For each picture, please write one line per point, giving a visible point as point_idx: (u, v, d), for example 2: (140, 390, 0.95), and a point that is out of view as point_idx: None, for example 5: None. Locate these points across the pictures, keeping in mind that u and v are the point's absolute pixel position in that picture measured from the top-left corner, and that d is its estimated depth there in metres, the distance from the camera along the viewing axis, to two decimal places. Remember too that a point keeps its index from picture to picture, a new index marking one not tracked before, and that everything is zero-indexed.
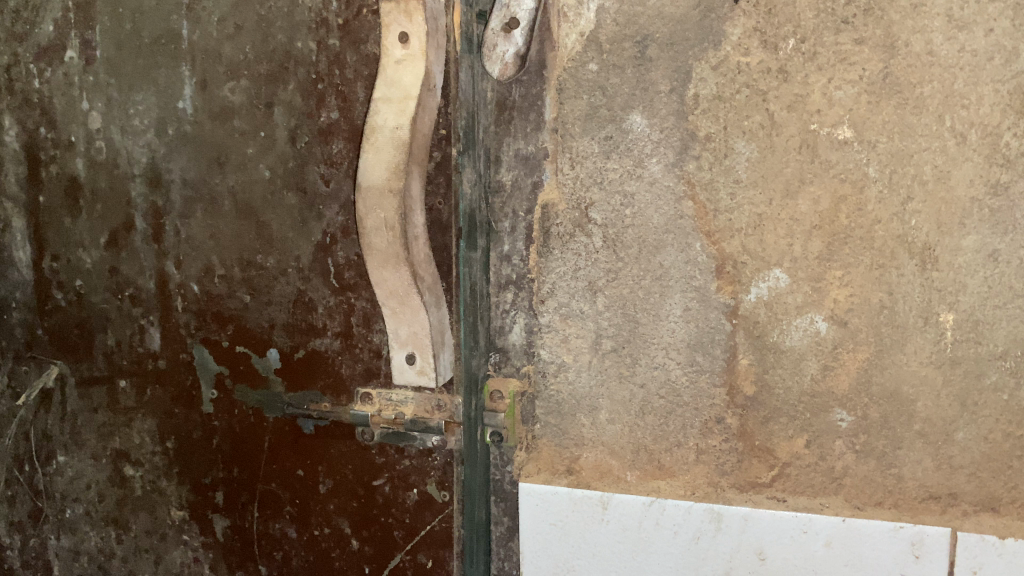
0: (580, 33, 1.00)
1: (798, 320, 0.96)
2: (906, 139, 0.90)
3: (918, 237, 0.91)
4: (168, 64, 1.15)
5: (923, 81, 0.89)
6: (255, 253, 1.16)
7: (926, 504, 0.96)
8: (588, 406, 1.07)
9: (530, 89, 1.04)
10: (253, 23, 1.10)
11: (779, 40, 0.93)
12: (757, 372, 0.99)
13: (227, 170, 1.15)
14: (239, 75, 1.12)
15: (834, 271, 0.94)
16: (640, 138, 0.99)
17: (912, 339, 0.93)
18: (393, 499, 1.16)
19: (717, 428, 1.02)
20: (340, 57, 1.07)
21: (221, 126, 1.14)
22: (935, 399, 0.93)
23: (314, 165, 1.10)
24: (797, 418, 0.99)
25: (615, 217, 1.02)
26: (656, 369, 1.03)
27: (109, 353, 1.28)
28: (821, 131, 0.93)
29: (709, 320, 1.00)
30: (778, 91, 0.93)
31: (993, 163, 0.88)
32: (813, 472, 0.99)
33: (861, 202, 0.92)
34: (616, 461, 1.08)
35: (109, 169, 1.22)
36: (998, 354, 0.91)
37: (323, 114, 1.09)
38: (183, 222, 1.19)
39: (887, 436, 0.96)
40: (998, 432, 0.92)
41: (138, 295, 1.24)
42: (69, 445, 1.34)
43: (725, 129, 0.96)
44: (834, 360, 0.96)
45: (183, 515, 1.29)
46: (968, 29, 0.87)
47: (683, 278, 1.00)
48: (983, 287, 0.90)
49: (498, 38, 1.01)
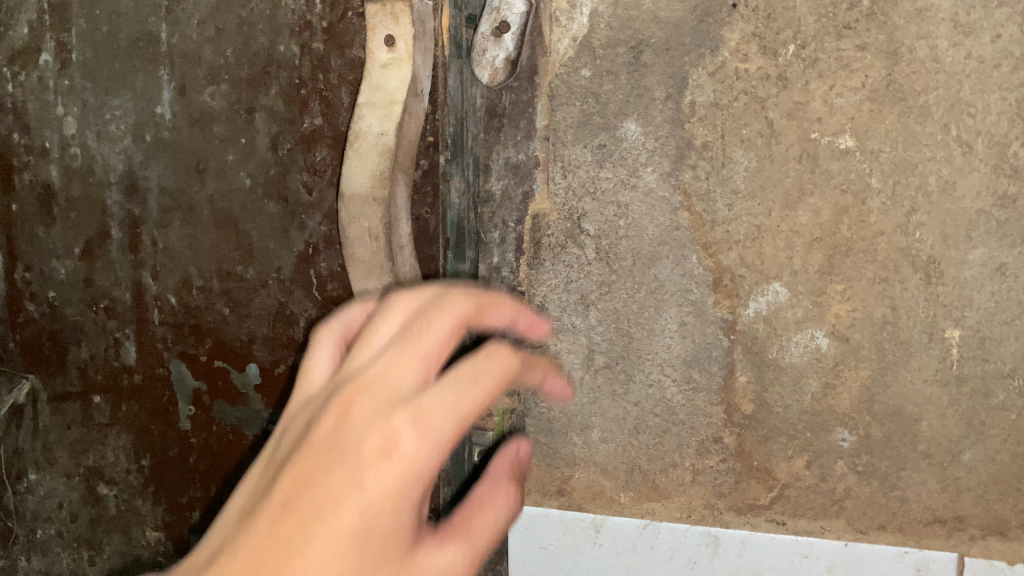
0: (572, 38, 0.97)
1: (797, 335, 0.93)
2: (910, 148, 0.87)
3: (922, 250, 0.88)
4: (146, 67, 1.11)
5: (927, 89, 0.86)
6: (235, 264, 1.11)
7: (931, 528, 0.92)
8: (580, 425, 1.03)
9: (521, 95, 1.00)
10: (234, 26, 1.06)
11: (779, 46, 0.89)
12: (755, 390, 0.95)
13: (206, 178, 1.11)
14: (219, 79, 1.08)
15: (835, 284, 0.91)
16: (634, 147, 0.96)
17: (916, 355, 0.90)
18: None
19: (714, 448, 0.98)
20: (324, 61, 1.03)
21: (200, 132, 1.10)
22: (941, 417, 0.90)
23: (296, 173, 1.06)
24: (797, 438, 0.95)
25: (608, 228, 0.98)
26: (650, 386, 0.99)
27: (83, 367, 1.23)
28: (821, 141, 0.89)
29: (706, 336, 0.96)
30: (778, 98, 0.90)
31: (1001, 173, 0.85)
32: (814, 494, 0.95)
33: (863, 214, 0.89)
34: (609, 482, 1.03)
35: (84, 175, 1.17)
36: (1006, 372, 0.87)
37: (305, 120, 1.05)
38: (160, 231, 1.15)
39: (890, 457, 0.92)
40: (1006, 453, 0.89)
41: (114, 306, 1.19)
42: (41, 462, 1.29)
43: (723, 137, 0.92)
44: (836, 377, 0.92)
45: (158, 537, 1.24)
46: (974, 35, 0.84)
47: (679, 292, 0.96)
48: (990, 302, 0.87)
49: (488, 43, 0.98)
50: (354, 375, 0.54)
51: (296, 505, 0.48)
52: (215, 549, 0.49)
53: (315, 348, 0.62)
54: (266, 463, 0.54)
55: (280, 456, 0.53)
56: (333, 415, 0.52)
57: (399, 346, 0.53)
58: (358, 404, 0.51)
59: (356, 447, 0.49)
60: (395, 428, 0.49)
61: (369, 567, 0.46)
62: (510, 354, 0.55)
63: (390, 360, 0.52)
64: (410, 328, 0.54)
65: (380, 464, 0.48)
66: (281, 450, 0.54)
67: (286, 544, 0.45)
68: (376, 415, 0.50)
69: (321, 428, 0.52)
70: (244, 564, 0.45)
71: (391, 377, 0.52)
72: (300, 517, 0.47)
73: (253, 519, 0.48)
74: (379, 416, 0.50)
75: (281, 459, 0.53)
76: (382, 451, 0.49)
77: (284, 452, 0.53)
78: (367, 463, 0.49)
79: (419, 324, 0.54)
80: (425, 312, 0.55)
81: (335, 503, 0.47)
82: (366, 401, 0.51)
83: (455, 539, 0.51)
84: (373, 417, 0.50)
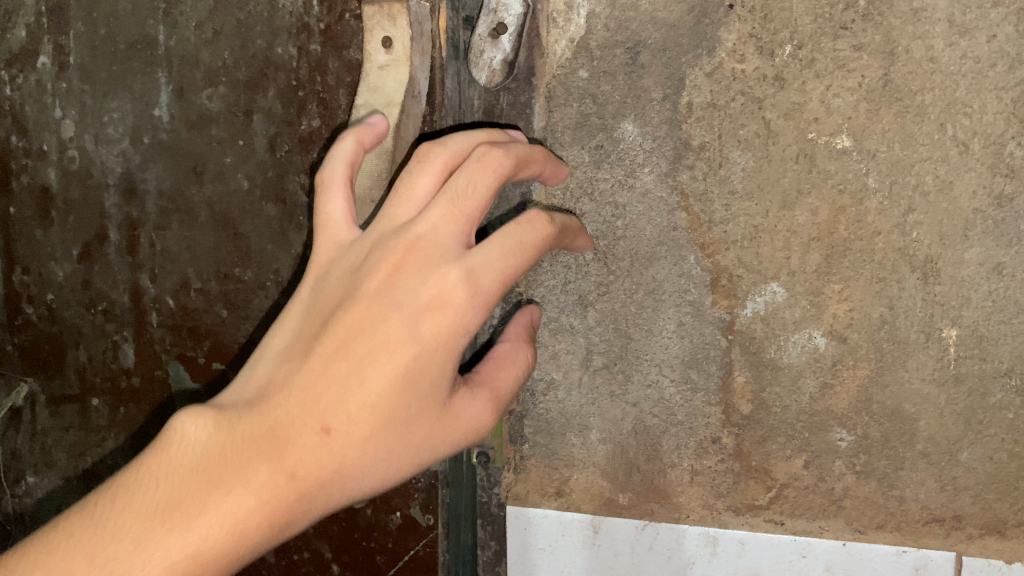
0: (570, 40, 0.97)
1: (795, 335, 0.93)
2: (907, 148, 0.87)
3: (920, 250, 0.88)
4: (144, 70, 1.11)
5: (924, 88, 0.85)
6: (233, 266, 1.11)
7: (929, 527, 0.92)
8: (578, 426, 1.04)
9: (518, 96, 1.01)
10: (232, 29, 1.06)
11: (776, 46, 0.89)
12: (753, 390, 0.96)
13: (205, 180, 1.11)
14: (217, 82, 1.08)
15: (833, 284, 0.91)
16: (632, 148, 0.96)
17: (914, 355, 0.90)
18: (374, 523, 1.11)
19: (712, 449, 0.98)
20: (322, 62, 1.02)
21: (198, 134, 1.10)
22: (939, 417, 0.90)
23: (294, 175, 1.06)
24: (795, 438, 0.95)
25: (606, 229, 0.98)
26: (649, 386, 0.99)
27: (81, 370, 1.23)
28: (819, 141, 0.89)
29: (704, 336, 0.96)
30: (775, 98, 0.90)
31: (997, 172, 0.85)
32: (812, 494, 0.96)
33: (860, 214, 0.89)
34: (608, 483, 1.03)
35: (83, 178, 1.17)
36: (1003, 371, 0.87)
37: (303, 121, 1.04)
38: (159, 233, 1.15)
39: (888, 456, 0.92)
40: (1004, 452, 0.89)
41: (112, 309, 1.20)
42: (39, 465, 1.29)
43: (720, 138, 0.92)
44: (834, 377, 0.92)
45: None
46: (970, 35, 0.83)
47: (677, 292, 0.96)
48: (987, 301, 0.87)
49: (484, 45, 0.99)
50: (400, 231, 0.73)
51: (358, 342, 0.68)
52: (290, 372, 0.69)
53: (330, 192, 0.78)
54: (318, 299, 0.74)
55: (332, 298, 0.72)
56: (385, 266, 0.71)
57: (448, 204, 0.72)
58: (406, 259, 0.70)
59: (408, 297, 0.69)
60: (447, 284, 0.69)
61: (425, 384, 0.69)
62: (535, 223, 0.76)
63: (441, 218, 0.72)
64: (448, 194, 0.72)
65: (430, 312, 0.69)
66: (331, 291, 0.73)
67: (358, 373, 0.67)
68: (426, 270, 0.70)
69: (371, 277, 0.71)
70: (330, 373, 0.67)
71: (440, 233, 0.71)
72: (364, 348, 0.68)
73: (322, 350, 0.69)
74: (429, 270, 0.70)
75: (334, 301, 0.72)
76: (431, 300, 0.69)
77: (335, 295, 0.72)
78: (419, 311, 0.69)
79: (457, 192, 0.72)
80: (460, 179, 0.73)
81: (392, 342, 0.68)
82: (419, 255, 0.70)
83: (480, 392, 0.75)
84: (423, 271, 0.70)
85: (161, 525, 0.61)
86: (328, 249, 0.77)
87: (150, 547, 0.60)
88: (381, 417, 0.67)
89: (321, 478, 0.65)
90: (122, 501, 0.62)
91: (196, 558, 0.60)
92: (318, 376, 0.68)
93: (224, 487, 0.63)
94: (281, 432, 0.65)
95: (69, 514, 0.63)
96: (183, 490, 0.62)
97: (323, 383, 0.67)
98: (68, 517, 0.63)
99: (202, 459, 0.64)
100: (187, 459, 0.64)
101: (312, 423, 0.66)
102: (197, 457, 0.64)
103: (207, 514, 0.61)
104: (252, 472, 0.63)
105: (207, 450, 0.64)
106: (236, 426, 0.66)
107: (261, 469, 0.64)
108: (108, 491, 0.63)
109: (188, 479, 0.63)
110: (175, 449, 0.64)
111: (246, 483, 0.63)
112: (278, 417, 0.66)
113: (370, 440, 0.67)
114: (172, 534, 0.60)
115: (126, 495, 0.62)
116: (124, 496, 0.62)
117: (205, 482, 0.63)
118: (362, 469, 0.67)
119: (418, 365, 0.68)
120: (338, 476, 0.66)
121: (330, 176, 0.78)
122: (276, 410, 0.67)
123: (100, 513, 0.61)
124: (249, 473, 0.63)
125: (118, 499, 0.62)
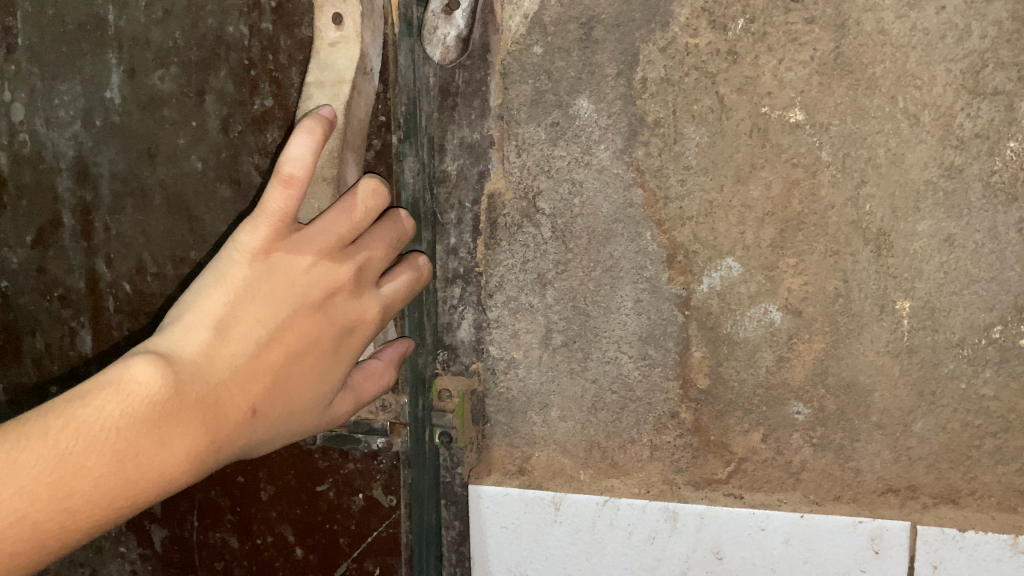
0: (524, 15, 0.96)
1: (751, 310, 0.93)
2: (858, 120, 0.87)
3: (873, 222, 0.88)
4: (93, 51, 1.09)
5: (875, 61, 0.85)
6: (189, 249, 1.10)
7: (885, 497, 0.94)
8: (539, 404, 1.04)
9: (474, 74, 1.00)
10: (182, 8, 1.04)
11: (728, 20, 0.89)
12: (711, 365, 0.96)
13: (158, 163, 1.09)
14: (168, 62, 1.06)
15: (787, 259, 0.91)
16: (587, 124, 0.96)
17: (868, 327, 0.90)
18: (337, 505, 1.11)
19: (671, 424, 0.99)
20: (273, 41, 1.00)
21: (150, 116, 1.08)
22: (893, 388, 0.91)
23: (248, 155, 1.04)
24: (753, 412, 0.96)
25: (563, 207, 0.98)
26: (607, 363, 1.00)
27: (38, 357, 1.22)
28: (772, 115, 0.89)
29: (662, 312, 0.97)
30: (728, 73, 0.90)
31: (947, 144, 0.85)
32: (770, 467, 0.97)
33: (814, 187, 0.89)
34: (568, 460, 1.05)
35: (35, 163, 1.16)
36: (955, 342, 0.88)
37: (256, 101, 1.03)
38: (113, 218, 1.13)
39: (844, 428, 0.93)
40: (956, 422, 0.90)
41: (68, 295, 1.18)
42: None
43: (675, 113, 0.92)
44: (790, 351, 0.93)
45: (119, 527, 1.25)
46: (919, 7, 0.83)
47: (634, 268, 0.97)
48: (940, 272, 0.87)
49: (438, 20, 0.97)
50: (342, 252, 0.81)
51: (291, 349, 0.77)
52: (231, 351, 0.74)
53: (291, 186, 0.76)
54: (261, 278, 0.76)
55: (275, 289, 0.76)
56: (330, 284, 0.79)
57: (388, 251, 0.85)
58: (345, 287, 0.81)
59: (338, 315, 0.81)
60: (363, 317, 0.84)
61: (322, 388, 0.82)
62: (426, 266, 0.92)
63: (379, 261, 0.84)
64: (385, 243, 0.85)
65: (344, 336, 0.83)
66: (277, 278, 0.77)
67: (285, 376, 0.78)
68: (355, 300, 0.83)
69: (315, 286, 0.79)
70: (266, 369, 0.76)
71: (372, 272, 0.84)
72: (297, 350, 0.78)
73: (262, 343, 0.75)
74: (356, 300, 0.83)
75: (279, 290, 0.77)
76: (351, 324, 0.83)
77: (281, 285, 0.77)
78: (341, 328, 0.82)
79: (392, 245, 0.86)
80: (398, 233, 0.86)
81: (316, 349, 0.80)
82: (355, 286, 0.82)
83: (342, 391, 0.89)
84: (353, 298, 0.82)
85: (112, 472, 0.66)
86: (272, 233, 0.76)
87: (98, 491, 0.65)
88: (284, 412, 0.79)
89: (229, 452, 0.75)
90: (77, 439, 0.64)
91: (132, 502, 0.68)
92: (255, 365, 0.75)
93: (169, 448, 0.68)
94: (219, 406, 0.72)
95: (19, 428, 0.63)
96: (134, 443, 0.67)
97: (258, 373, 0.75)
98: (14, 433, 0.63)
99: (157, 416, 0.68)
100: (144, 414, 0.67)
101: (241, 408, 0.74)
102: (153, 412, 0.67)
103: (150, 470, 0.68)
104: (192, 441, 0.70)
105: (160, 410, 0.68)
106: (184, 390, 0.70)
107: (198, 440, 0.70)
108: (61, 422, 0.64)
109: (141, 433, 0.67)
110: (133, 398, 0.67)
111: (187, 448, 0.70)
112: (219, 393, 0.72)
113: (270, 427, 0.78)
114: (119, 481, 0.66)
115: (86, 434, 0.65)
116: (84, 435, 0.64)
117: (154, 441, 0.68)
118: (250, 447, 0.78)
119: (325, 370, 0.82)
120: (239, 448, 0.76)
121: (299, 175, 0.75)
122: (216, 390, 0.72)
123: (57, 445, 0.63)
124: (188, 442, 0.70)
125: (77, 435, 0.64)
